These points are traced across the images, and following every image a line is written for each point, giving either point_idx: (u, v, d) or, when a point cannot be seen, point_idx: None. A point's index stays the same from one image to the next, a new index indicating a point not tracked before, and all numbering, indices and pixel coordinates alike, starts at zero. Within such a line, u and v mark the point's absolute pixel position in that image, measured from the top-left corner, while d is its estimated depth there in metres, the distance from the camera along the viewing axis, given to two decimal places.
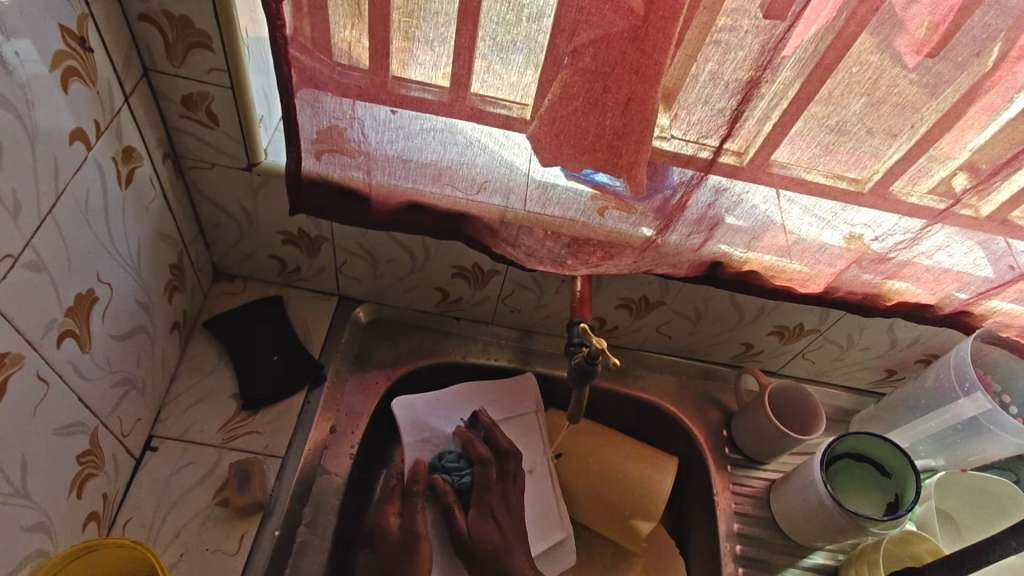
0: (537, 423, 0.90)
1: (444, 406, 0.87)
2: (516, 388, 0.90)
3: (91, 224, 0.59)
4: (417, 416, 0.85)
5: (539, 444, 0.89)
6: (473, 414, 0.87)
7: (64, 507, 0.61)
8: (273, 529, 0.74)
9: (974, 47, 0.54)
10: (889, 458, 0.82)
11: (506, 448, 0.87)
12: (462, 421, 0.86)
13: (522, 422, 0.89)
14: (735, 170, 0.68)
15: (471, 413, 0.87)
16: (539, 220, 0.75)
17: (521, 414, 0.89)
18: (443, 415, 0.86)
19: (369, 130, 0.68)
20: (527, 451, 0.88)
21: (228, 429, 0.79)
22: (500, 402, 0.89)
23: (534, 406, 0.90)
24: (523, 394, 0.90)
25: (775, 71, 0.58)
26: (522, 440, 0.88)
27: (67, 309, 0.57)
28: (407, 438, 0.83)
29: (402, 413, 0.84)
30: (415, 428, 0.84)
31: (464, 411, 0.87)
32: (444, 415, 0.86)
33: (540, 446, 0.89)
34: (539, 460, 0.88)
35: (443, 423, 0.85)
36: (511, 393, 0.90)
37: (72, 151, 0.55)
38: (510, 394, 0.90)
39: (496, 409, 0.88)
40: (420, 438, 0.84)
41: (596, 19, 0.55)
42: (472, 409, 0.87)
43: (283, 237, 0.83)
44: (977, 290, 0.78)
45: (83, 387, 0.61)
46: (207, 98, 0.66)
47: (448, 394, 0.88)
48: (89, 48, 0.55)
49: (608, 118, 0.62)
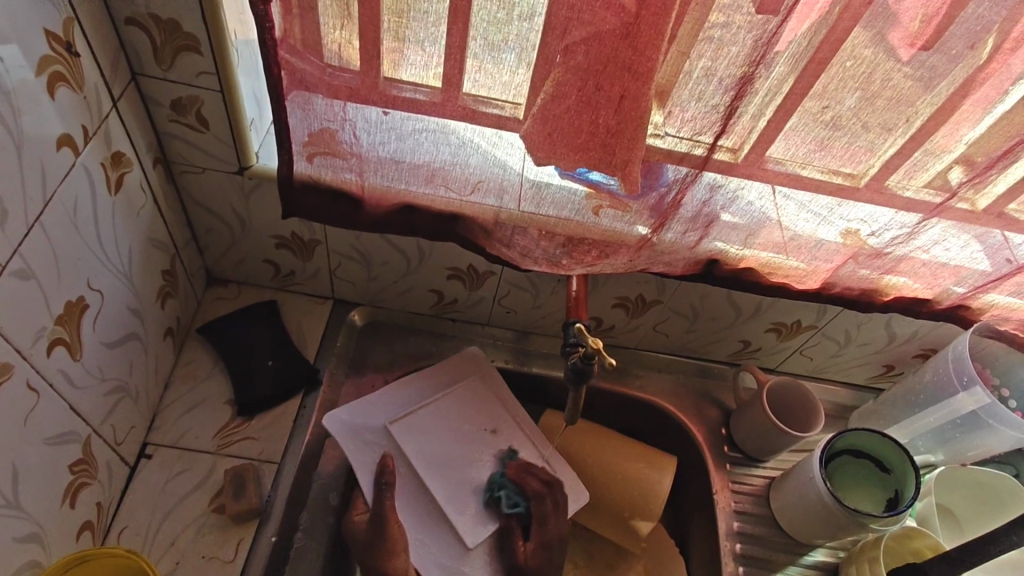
0: (488, 384, 0.87)
1: (382, 397, 0.83)
2: (464, 360, 0.89)
3: (80, 230, 0.58)
4: (352, 422, 0.80)
5: (496, 404, 0.86)
6: (415, 396, 0.84)
7: (57, 517, 0.60)
8: (270, 535, 0.73)
9: (967, 40, 0.54)
10: (890, 455, 0.81)
11: (459, 419, 0.83)
12: (404, 409, 0.83)
13: (469, 388, 0.86)
14: (731, 167, 0.67)
15: (415, 397, 0.84)
16: (533, 220, 0.74)
17: (467, 381, 0.87)
18: (379, 408, 0.82)
19: (361, 132, 0.68)
20: (482, 415, 0.85)
21: (223, 435, 0.78)
22: (445, 374, 0.87)
23: (480, 370, 0.88)
24: (467, 362, 0.89)
25: (769, 67, 0.57)
26: (474, 407, 0.85)
27: (57, 317, 0.57)
28: (349, 449, 0.77)
29: (336, 424, 0.79)
30: (353, 433, 0.79)
31: (407, 394, 0.84)
32: (382, 406, 0.82)
33: (496, 408, 0.86)
34: (500, 420, 0.85)
35: (377, 419, 0.81)
36: (452, 366, 0.88)
37: (60, 157, 0.54)
38: (457, 365, 0.88)
39: (440, 384, 0.86)
40: (364, 441, 0.79)
41: (587, 17, 0.55)
42: (420, 391, 0.85)
43: (276, 241, 0.82)
44: (974, 284, 0.78)
45: (74, 395, 0.61)
46: (197, 102, 0.65)
47: (385, 390, 0.84)
48: (75, 53, 0.54)
49: (601, 116, 0.62)
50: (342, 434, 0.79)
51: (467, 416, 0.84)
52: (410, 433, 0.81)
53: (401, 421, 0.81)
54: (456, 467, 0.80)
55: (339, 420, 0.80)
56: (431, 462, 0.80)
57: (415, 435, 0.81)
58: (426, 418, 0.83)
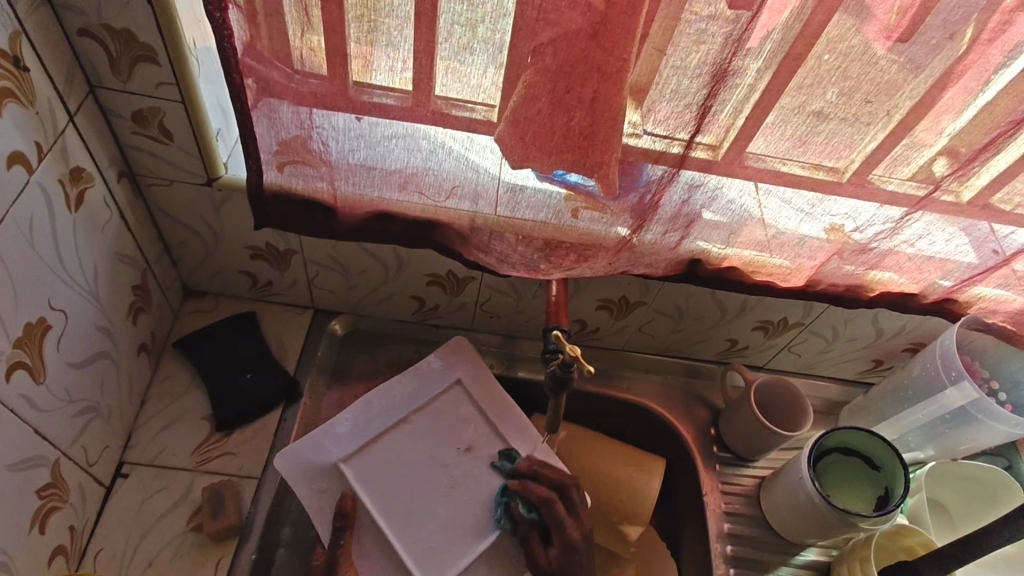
0: (465, 395, 0.79)
1: (339, 427, 0.75)
2: (447, 357, 0.81)
3: (37, 250, 0.57)
4: (304, 459, 0.73)
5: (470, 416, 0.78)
6: (378, 418, 0.76)
7: (25, 544, 0.59)
8: (250, 552, 0.72)
9: (945, 31, 0.53)
10: (879, 452, 0.80)
11: (427, 441, 0.76)
12: (362, 439, 0.75)
13: (437, 404, 0.78)
14: (709, 165, 0.66)
15: (378, 420, 0.76)
16: (510, 224, 0.73)
17: (440, 394, 0.79)
18: (335, 439, 0.74)
19: (330, 140, 0.66)
20: (453, 433, 0.77)
21: (201, 452, 0.77)
22: (415, 387, 0.79)
23: (454, 379, 0.80)
24: (439, 370, 0.80)
25: (744, 63, 0.56)
26: (446, 425, 0.77)
27: (16, 340, 0.55)
28: (299, 489, 0.72)
29: (286, 465, 0.72)
30: (306, 471, 0.73)
31: (369, 417, 0.76)
32: (338, 436, 0.74)
33: (470, 422, 0.77)
34: (475, 436, 0.77)
35: (331, 454, 0.74)
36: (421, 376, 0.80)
37: (12, 176, 0.53)
38: (429, 376, 0.80)
39: (405, 401, 0.78)
40: (318, 478, 0.72)
41: (552, 17, 0.53)
42: (385, 413, 0.77)
43: (251, 252, 0.81)
44: (961, 277, 0.77)
45: (39, 418, 0.59)
46: (159, 113, 0.64)
47: (343, 418, 0.76)
48: (24, 68, 0.53)
49: (574, 119, 0.60)
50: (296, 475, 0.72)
51: (435, 436, 0.76)
52: (366, 467, 0.74)
53: (357, 454, 0.74)
54: (421, 497, 0.73)
55: (291, 457, 0.73)
56: (393, 495, 0.72)
57: (375, 469, 0.74)
58: (391, 444, 0.75)
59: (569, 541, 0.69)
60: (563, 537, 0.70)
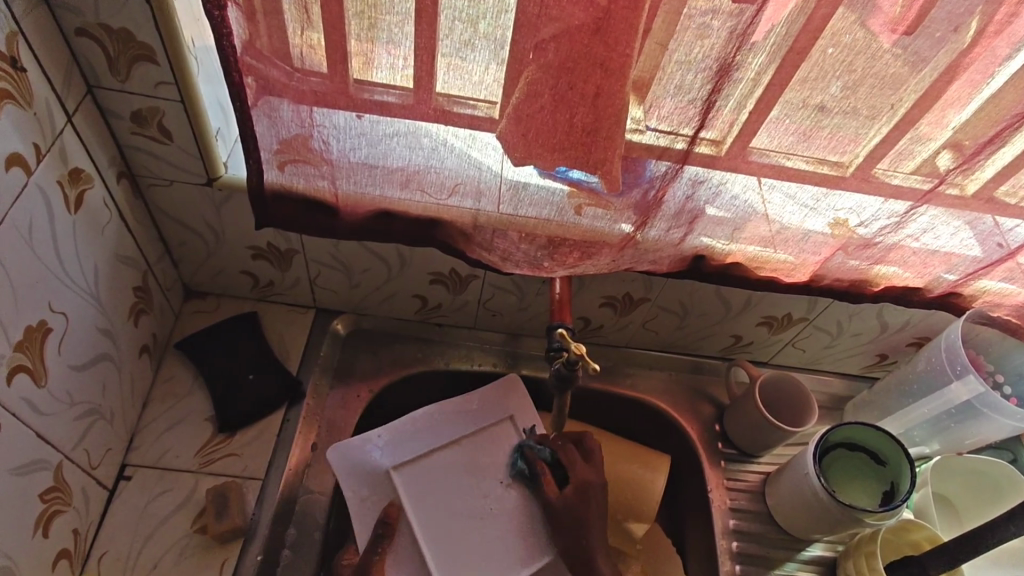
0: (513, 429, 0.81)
1: (394, 435, 0.79)
2: (493, 395, 0.83)
3: (37, 253, 0.56)
4: (357, 460, 0.76)
5: (517, 457, 0.79)
6: (431, 437, 0.79)
7: (29, 549, 0.59)
8: (255, 554, 0.72)
9: (951, 23, 0.52)
10: (885, 448, 0.80)
11: (474, 465, 0.78)
12: (415, 451, 0.78)
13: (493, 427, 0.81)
14: (712, 160, 0.65)
15: (430, 437, 0.79)
16: (513, 222, 0.72)
17: (493, 424, 0.81)
18: (392, 447, 0.78)
19: (331, 138, 0.66)
20: (497, 472, 0.78)
21: (204, 453, 0.77)
22: (473, 414, 0.81)
23: (508, 412, 0.82)
24: (496, 402, 0.82)
25: (748, 57, 0.55)
26: (495, 454, 0.79)
27: (16, 344, 0.55)
28: (346, 485, 0.75)
29: (339, 460, 0.76)
30: (356, 471, 0.76)
31: (421, 435, 0.79)
32: (392, 443, 0.78)
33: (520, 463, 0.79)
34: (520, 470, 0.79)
35: (384, 459, 0.77)
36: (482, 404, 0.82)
37: (10, 178, 0.52)
38: (486, 405, 0.82)
39: (459, 425, 0.81)
40: (366, 481, 0.76)
41: (554, 13, 0.53)
42: (436, 434, 0.80)
43: (252, 252, 0.80)
44: (965, 271, 0.76)
45: (41, 422, 0.59)
46: (157, 113, 0.63)
47: (398, 426, 0.79)
48: (21, 68, 0.52)
49: (577, 115, 0.60)
50: (344, 474, 0.75)
51: (482, 464, 0.79)
52: (416, 476, 0.77)
53: (409, 465, 0.77)
54: (459, 518, 0.75)
55: (344, 455, 0.76)
56: (433, 508, 0.75)
57: (423, 482, 0.76)
58: (438, 463, 0.78)
59: (585, 481, 0.74)
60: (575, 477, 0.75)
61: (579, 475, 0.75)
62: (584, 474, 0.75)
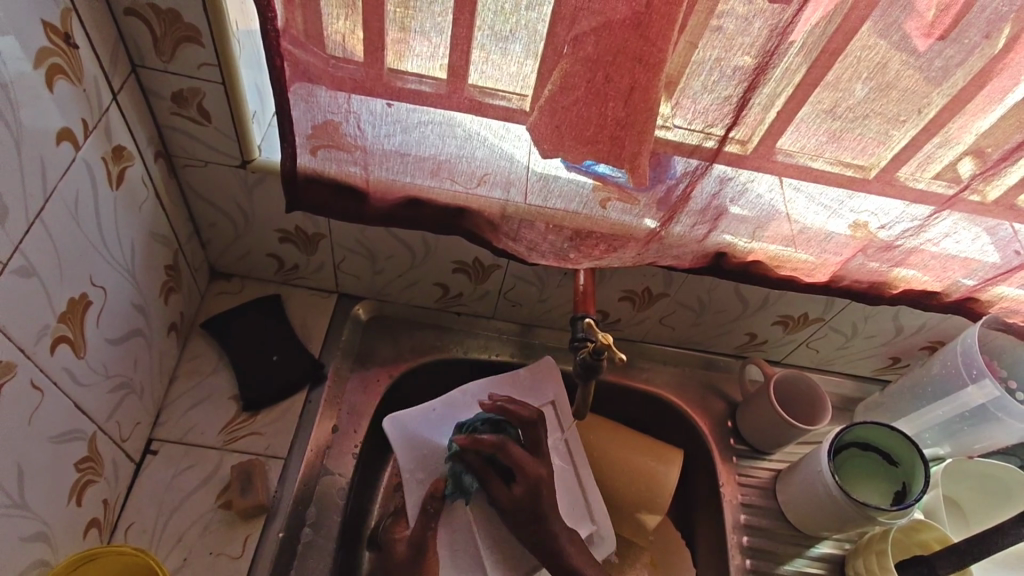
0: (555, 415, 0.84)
1: (449, 411, 0.80)
2: (535, 379, 0.84)
3: (81, 227, 0.57)
4: (410, 435, 0.78)
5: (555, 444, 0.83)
6: (477, 416, 0.81)
7: (64, 516, 0.60)
8: (277, 531, 0.73)
9: (984, 29, 0.53)
10: (898, 447, 0.82)
11: None
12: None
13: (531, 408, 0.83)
14: (739, 159, 0.66)
15: (479, 413, 0.81)
16: (541, 213, 0.73)
17: (536, 407, 0.83)
18: (447, 425, 0.79)
19: (365, 124, 0.66)
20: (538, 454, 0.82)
21: (228, 431, 0.78)
22: (517, 394, 0.83)
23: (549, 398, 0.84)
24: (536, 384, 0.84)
25: (781, 58, 0.56)
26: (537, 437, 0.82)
27: (60, 314, 0.56)
28: (403, 463, 0.77)
29: (396, 432, 0.77)
30: (409, 445, 0.77)
31: (470, 413, 0.80)
32: (444, 422, 0.79)
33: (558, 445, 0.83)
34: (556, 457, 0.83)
35: (440, 436, 0.79)
36: (522, 384, 0.84)
37: (60, 151, 0.53)
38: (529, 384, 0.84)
39: (504, 402, 0.82)
40: (419, 456, 0.77)
41: (596, 6, 0.54)
42: (482, 409, 0.81)
43: (279, 235, 0.81)
44: (984, 276, 0.77)
45: (79, 392, 0.60)
46: (198, 95, 0.64)
47: (451, 403, 0.81)
48: (73, 44, 0.53)
49: (610, 108, 0.61)
50: (397, 445, 0.77)
51: None
52: None
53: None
54: None
55: (397, 427, 0.78)
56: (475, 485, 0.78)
57: None
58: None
59: (536, 477, 0.72)
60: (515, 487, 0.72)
61: (529, 474, 0.71)
62: (532, 473, 0.71)
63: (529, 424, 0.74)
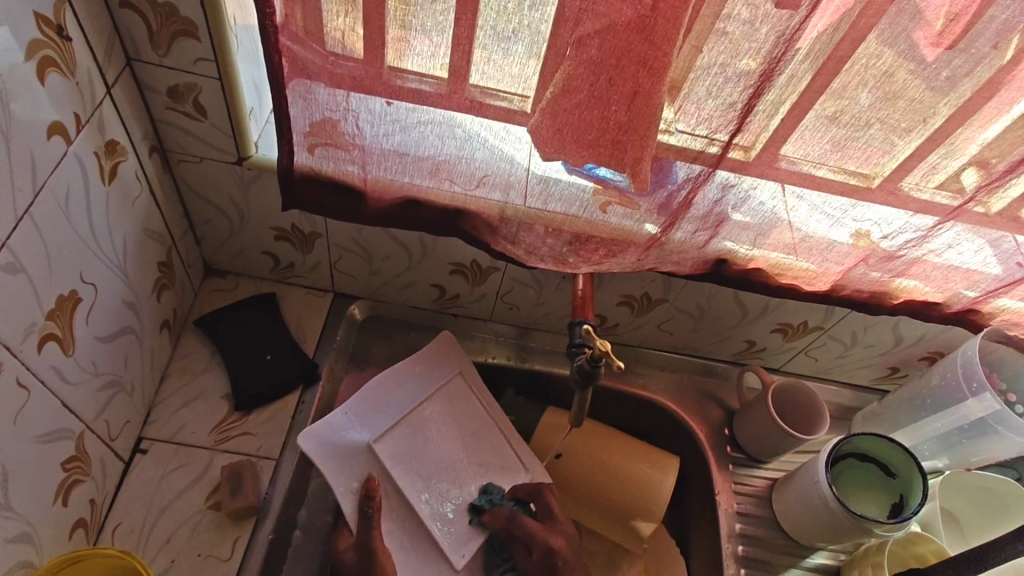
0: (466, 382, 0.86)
1: (359, 411, 0.79)
2: (435, 353, 0.86)
3: (72, 222, 0.56)
4: (331, 442, 0.76)
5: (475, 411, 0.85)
6: (388, 407, 0.81)
7: (49, 516, 0.59)
8: (267, 532, 0.72)
9: (993, 39, 0.52)
10: (896, 459, 0.81)
11: (437, 422, 0.82)
12: (378, 419, 0.80)
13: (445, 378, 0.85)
14: (742, 165, 0.65)
15: (390, 403, 0.81)
16: (540, 216, 0.72)
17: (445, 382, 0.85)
18: (361, 422, 0.79)
19: (364, 123, 0.65)
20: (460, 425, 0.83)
21: (220, 431, 0.77)
22: (423, 374, 0.84)
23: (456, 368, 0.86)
24: (442, 360, 0.86)
25: (788, 64, 0.55)
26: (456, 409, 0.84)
27: (48, 311, 0.55)
28: (331, 474, 0.75)
29: (314, 444, 0.74)
30: (330, 452, 0.75)
31: (371, 407, 0.80)
32: (362, 419, 0.79)
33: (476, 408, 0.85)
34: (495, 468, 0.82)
35: (358, 436, 0.78)
36: (429, 362, 0.85)
37: (51, 146, 0.52)
38: (434, 363, 0.85)
39: (417, 389, 0.83)
40: (343, 458, 0.76)
41: (601, 9, 0.53)
42: (398, 399, 0.82)
43: (275, 233, 0.80)
44: (986, 288, 0.76)
45: (67, 392, 0.59)
46: (195, 90, 0.63)
47: (357, 400, 0.80)
48: (67, 37, 0.52)
49: (612, 112, 0.60)
50: (317, 457, 0.75)
51: (445, 423, 0.83)
52: (393, 445, 0.79)
53: (386, 436, 0.79)
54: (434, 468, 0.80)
55: (313, 439, 0.75)
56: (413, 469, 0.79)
57: (402, 447, 0.79)
58: (410, 424, 0.81)
59: (547, 547, 0.73)
60: (541, 548, 0.74)
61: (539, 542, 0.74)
62: (545, 541, 0.74)
63: (533, 495, 0.78)
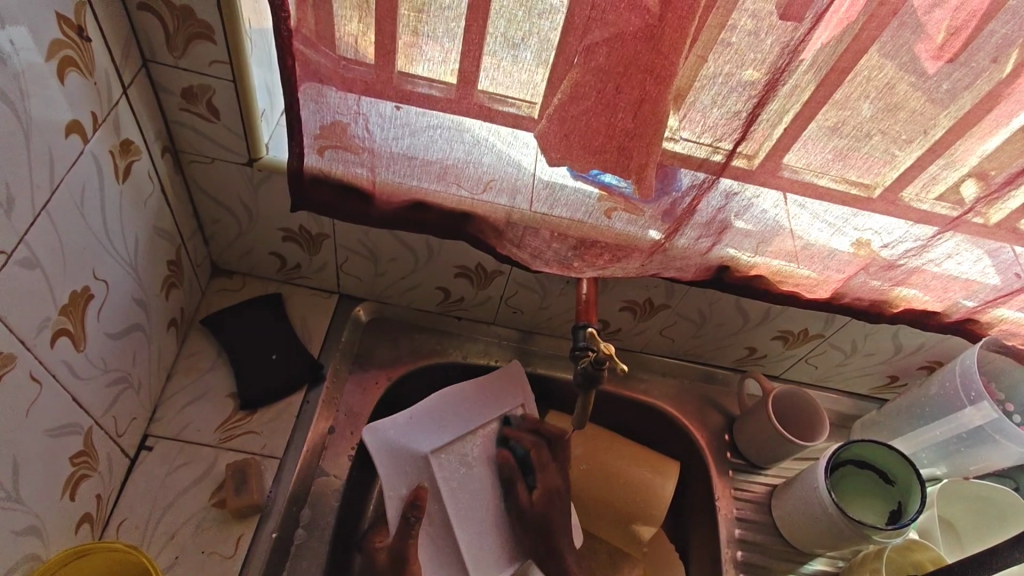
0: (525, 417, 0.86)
1: (423, 420, 0.82)
2: (501, 384, 0.87)
3: (87, 221, 0.57)
4: (391, 443, 0.79)
5: None
6: (451, 425, 0.83)
7: (57, 509, 0.60)
8: (271, 531, 0.73)
9: (992, 53, 0.53)
10: (896, 468, 0.82)
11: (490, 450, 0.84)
12: (449, 434, 0.82)
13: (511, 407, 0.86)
14: (745, 174, 0.66)
15: (454, 420, 0.83)
16: (546, 221, 0.73)
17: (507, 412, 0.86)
18: (423, 432, 0.81)
19: (374, 126, 0.66)
20: None
21: (224, 429, 0.78)
22: (488, 400, 0.85)
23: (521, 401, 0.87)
24: (508, 392, 0.87)
25: (792, 75, 0.56)
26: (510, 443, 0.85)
27: (62, 307, 0.56)
28: (387, 477, 0.78)
29: (376, 443, 0.78)
30: (388, 454, 0.79)
31: (449, 418, 0.83)
32: (427, 430, 0.82)
33: None
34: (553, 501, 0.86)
35: (417, 444, 0.80)
36: (491, 392, 0.86)
37: (68, 144, 0.53)
38: (500, 391, 0.86)
39: (480, 413, 0.84)
40: (398, 464, 0.79)
41: (610, 18, 0.54)
42: (461, 418, 0.84)
43: (283, 234, 0.81)
44: (984, 298, 0.77)
45: (77, 386, 0.60)
46: (208, 91, 0.64)
47: (423, 410, 0.82)
48: (86, 38, 0.53)
49: (619, 119, 0.61)
50: (378, 455, 0.78)
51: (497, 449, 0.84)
52: (448, 463, 0.81)
53: (444, 450, 0.81)
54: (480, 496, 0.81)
55: (377, 437, 0.79)
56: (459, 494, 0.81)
57: (453, 467, 0.82)
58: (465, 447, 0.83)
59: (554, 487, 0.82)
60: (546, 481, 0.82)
61: (547, 481, 0.82)
62: (551, 479, 0.82)
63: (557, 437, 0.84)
